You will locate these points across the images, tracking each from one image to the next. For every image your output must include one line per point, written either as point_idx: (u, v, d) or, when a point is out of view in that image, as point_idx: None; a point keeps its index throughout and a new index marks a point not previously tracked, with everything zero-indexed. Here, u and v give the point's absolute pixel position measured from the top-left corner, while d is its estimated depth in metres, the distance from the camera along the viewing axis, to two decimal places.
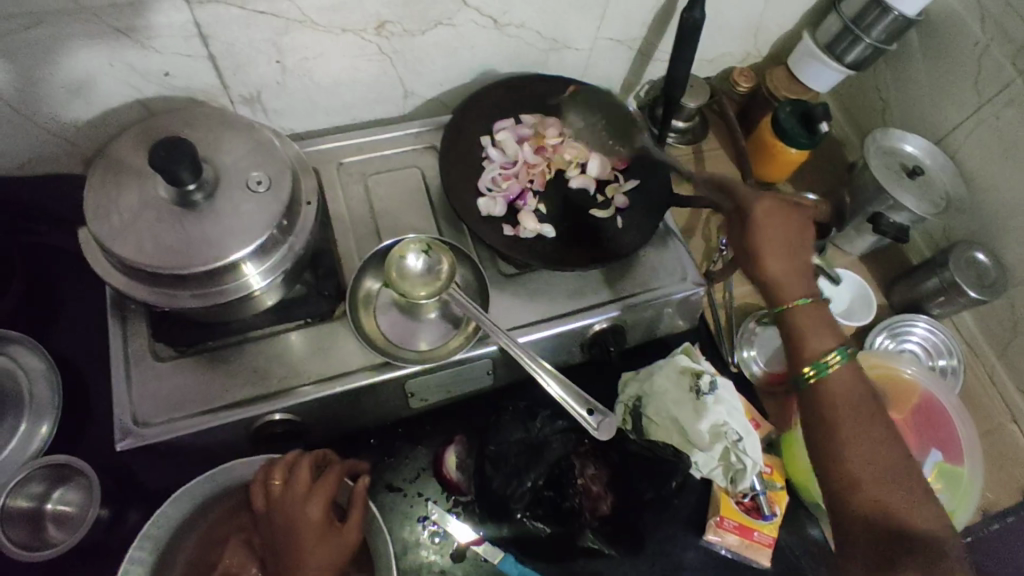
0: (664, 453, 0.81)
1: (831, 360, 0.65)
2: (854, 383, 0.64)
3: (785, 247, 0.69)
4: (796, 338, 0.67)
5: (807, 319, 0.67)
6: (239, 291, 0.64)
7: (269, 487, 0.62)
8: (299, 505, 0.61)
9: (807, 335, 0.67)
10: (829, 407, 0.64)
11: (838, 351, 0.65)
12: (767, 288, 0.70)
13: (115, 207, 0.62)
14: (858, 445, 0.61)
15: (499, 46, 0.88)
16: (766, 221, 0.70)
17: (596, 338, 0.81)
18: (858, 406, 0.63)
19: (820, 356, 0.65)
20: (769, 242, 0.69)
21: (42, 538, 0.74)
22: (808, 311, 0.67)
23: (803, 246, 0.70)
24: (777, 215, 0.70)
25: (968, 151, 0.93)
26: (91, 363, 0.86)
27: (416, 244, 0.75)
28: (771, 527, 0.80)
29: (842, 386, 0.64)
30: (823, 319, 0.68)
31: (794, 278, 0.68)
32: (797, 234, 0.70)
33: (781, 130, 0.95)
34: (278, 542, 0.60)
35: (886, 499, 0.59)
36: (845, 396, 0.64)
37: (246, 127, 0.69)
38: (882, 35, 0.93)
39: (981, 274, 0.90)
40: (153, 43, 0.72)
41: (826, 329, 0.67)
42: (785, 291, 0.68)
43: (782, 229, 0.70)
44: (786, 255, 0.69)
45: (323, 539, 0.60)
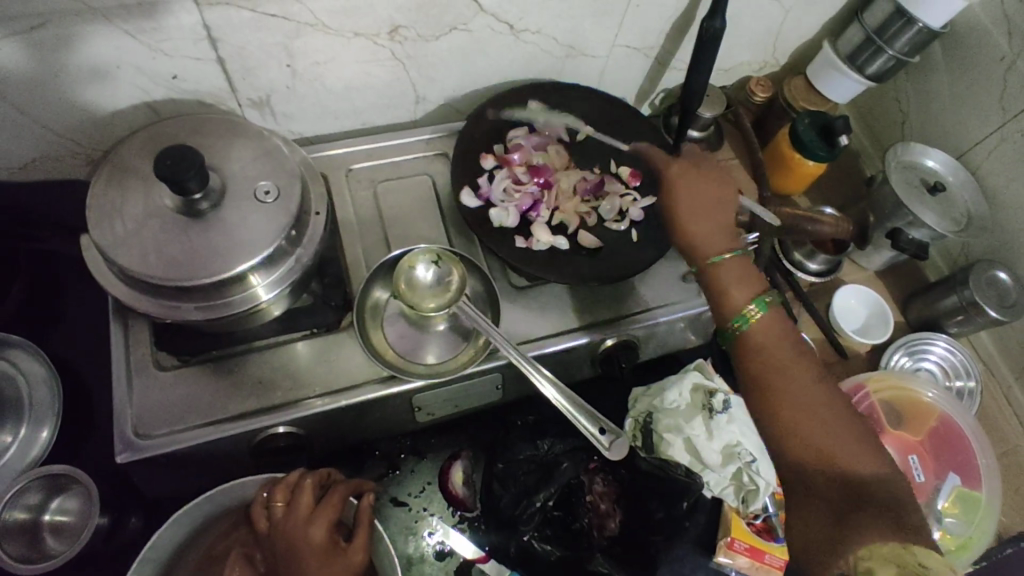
0: (674, 473, 0.76)
1: (750, 313, 0.66)
2: (777, 337, 0.66)
3: (699, 208, 0.72)
4: (719, 295, 0.69)
5: (728, 274, 0.69)
6: (245, 304, 0.62)
7: (272, 509, 0.61)
8: (302, 528, 0.59)
9: (729, 290, 0.68)
10: (764, 366, 0.65)
11: (756, 302, 0.67)
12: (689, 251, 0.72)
13: (120, 216, 0.61)
14: (800, 403, 0.62)
15: (513, 53, 0.86)
16: (681, 185, 0.75)
17: (608, 353, 0.79)
18: (796, 364, 0.64)
19: (740, 310, 0.67)
20: (686, 197, 0.73)
21: (40, 550, 0.72)
22: (729, 268, 0.69)
23: (718, 202, 0.73)
24: (689, 179, 0.75)
25: (991, 167, 0.91)
26: (91, 369, 0.85)
27: (426, 254, 0.73)
28: (784, 550, 0.78)
29: (768, 343, 0.65)
30: (743, 271, 0.69)
31: (710, 235, 0.71)
32: (713, 190, 0.74)
33: (800, 142, 0.93)
34: (281, 566, 0.58)
35: (837, 449, 0.60)
36: (777, 356, 0.65)
37: (255, 133, 0.67)
38: (906, 47, 0.90)
39: (1002, 295, 0.88)
40: (162, 45, 0.70)
41: (747, 281, 0.68)
42: (704, 249, 0.71)
43: (697, 189, 0.74)
44: (704, 209, 0.72)
45: (327, 560, 0.58)
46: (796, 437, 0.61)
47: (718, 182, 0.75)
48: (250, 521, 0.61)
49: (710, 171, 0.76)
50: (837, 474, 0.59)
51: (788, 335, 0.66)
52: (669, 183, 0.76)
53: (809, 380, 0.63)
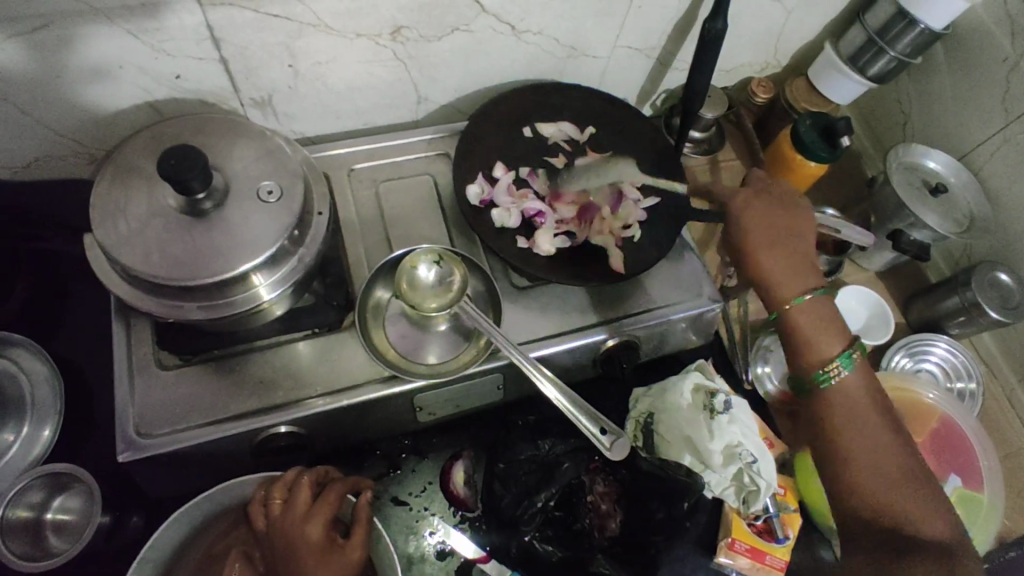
0: (675, 474, 0.75)
1: (833, 370, 0.65)
2: (855, 394, 0.64)
3: (778, 245, 0.71)
4: (801, 345, 0.67)
5: (806, 322, 0.68)
6: (247, 303, 0.63)
7: (270, 507, 0.61)
8: (299, 525, 0.59)
9: (812, 339, 0.67)
10: (833, 406, 0.64)
11: (841, 358, 0.65)
12: (766, 294, 0.70)
13: (122, 215, 0.61)
14: (862, 449, 0.62)
15: (515, 54, 0.86)
16: (757, 219, 0.72)
17: (609, 354, 0.79)
18: (864, 407, 0.64)
19: (823, 366, 0.65)
20: (759, 235, 0.72)
21: (42, 548, 0.72)
22: (808, 313, 0.68)
23: (796, 241, 0.71)
24: (761, 212, 0.73)
25: (993, 168, 0.91)
26: (93, 368, 0.85)
27: (428, 254, 0.73)
28: (784, 550, 0.78)
29: (845, 394, 0.64)
30: (821, 318, 0.68)
31: (793, 278, 0.69)
32: (788, 226, 0.72)
33: (801, 143, 0.93)
34: (279, 565, 0.58)
35: (890, 495, 0.60)
36: (846, 402, 0.64)
37: (257, 133, 0.67)
38: (908, 48, 0.91)
39: (1004, 296, 0.88)
40: (165, 46, 0.70)
41: (829, 330, 0.67)
42: (783, 292, 0.69)
43: (774, 224, 0.72)
44: (777, 248, 0.70)
45: (324, 558, 0.58)
46: (858, 488, 0.61)
47: (793, 214, 0.73)
48: (249, 520, 0.61)
49: (790, 206, 0.74)
50: (890, 521, 0.59)
51: (870, 391, 0.65)
52: (739, 217, 0.73)
53: (876, 427, 0.63)
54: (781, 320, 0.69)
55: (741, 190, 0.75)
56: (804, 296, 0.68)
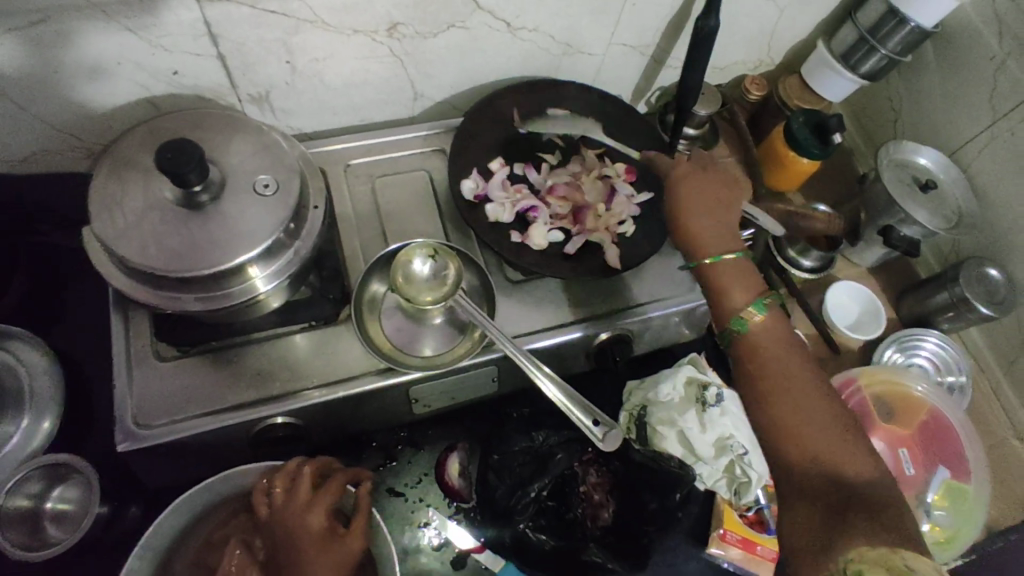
0: (667, 465, 0.76)
1: (748, 316, 0.67)
2: (772, 339, 0.66)
3: (707, 208, 0.72)
4: (721, 295, 0.69)
5: (727, 275, 0.69)
6: (243, 296, 0.63)
7: (272, 496, 0.62)
8: (301, 515, 0.60)
9: (728, 292, 0.68)
10: (761, 363, 0.65)
11: (756, 305, 0.67)
12: (689, 249, 0.72)
13: (120, 208, 0.62)
14: (791, 399, 0.63)
15: (510, 50, 0.87)
16: (689, 181, 0.73)
17: (602, 347, 0.80)
18: (795, 364, 0.65)
19: (739, 312, 0.67)
20: (688, 197, 0.72)
21: (42, 538, 0.73)
22: (728, 268, 0.69)
23: (721, 199, 0.72)
24: (695, 178, 0.73)
25: (981, 165, 0.92)
26: (92, 360, 0.85)
27: (423, 248, 0.74)
28: (775, 541, 0.80)
29: (766, 341, 0.66)
30: (743, 274, 0.69)
31: (716, 237, 0.71)
32: (715, 188, 0.73)
33: (794, 139, 0.94)
34: (281, 553, 0.60)
35: (834, 454, 0.61)
36: (772, 360, 0.65)
37: (254, 128, 0.68)
38: (898, 46, 0.92)
39: (992, 291, 0.89)
40: (163, 41, 0.71)
41: (748, 281, 0.69)
42: (705, 247, 0.70)
43: (709, 190, 0.73)
44: (705, 209, 0.72)
45: (325, 548, 0.59)
46: (796, 442, 0.62)
47: (727, 184, 0.74)
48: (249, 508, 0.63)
49: (719, 175, 0.75)
50: (829, 475, 0.60)
51: (785, 340, 0.66)
52: (671, 181, 0.74)
53: (811, 389, 0.64)
54: (704, 274, 0.70)
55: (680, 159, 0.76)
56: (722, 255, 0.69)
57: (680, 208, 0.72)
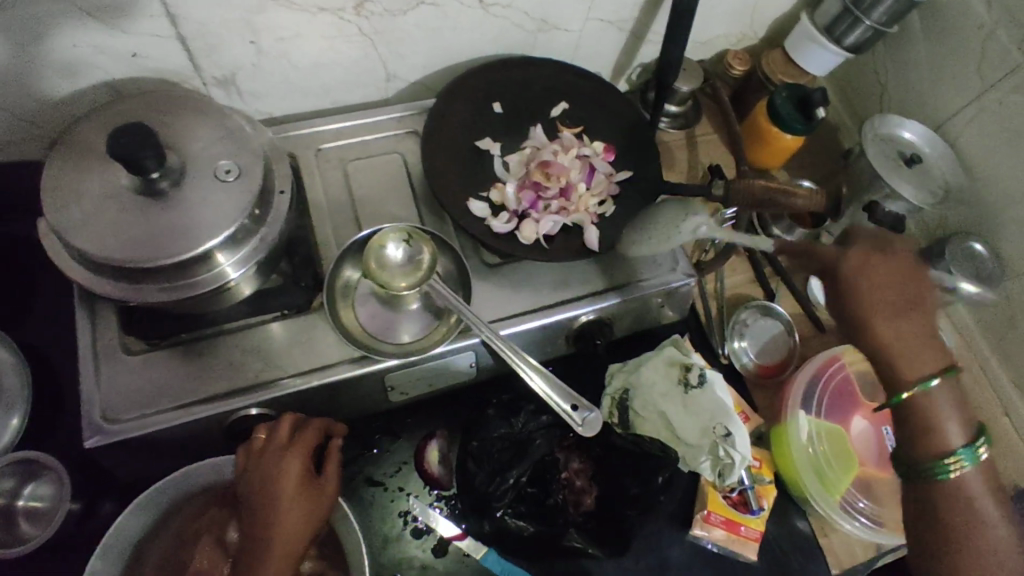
0: (649, 448, 0.75)
1: (954, 463, 0.60)
2: (985, 490, 0.60)
3: (903, 317, 0.64)
4: (920, 427, 0.63)
5: (937, 406, 0.62)
6: (210, 285, 0.62)
7: (254, 443, 0.65)
8: (278, 457, 0.64)
9: (934, 423, 0.62)
10: (961, 513, 0.60)
11: (965, 449, 0.61)
12: (884, 367, 0.64)
13: (76, 196, 0.60)
14: (981, 545, 0.59)
15: (483, 27, 0.84)
16: (877, 283, 0.65)
17: (582, 330, 0.79)
18: (995, 528, 0.59)
19: (944, 457, 0.61)
20: (874, 301, 0.64)
21: (13, 534, 0.72)
22: (936, 395, 0.62)
23: (922, 308, 0.64)
24: (880, 276, 0.65)
25: (970, 137, 0.90)
26: (59, 352, 0.83)
27: (396, 233, 0.72)
28: (758, 522, 0.79)
29: (970, 492, 0.60)
30: (948, 402, 0.62)
31: (918, 354, 0.63)
32: (914, 295, 0.65)
33: (777, 115, 0.92)
34: (254, 494, 0.62)
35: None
36: (981, 508, 0.60)
37: (216, 112, 0.66)
38: (884, 17, 0.89)
39: (980, 266, 0.87)
40: (119, 22, 0.68)
41: (950, 415, 0.62)
42: (905, 367, 0.63)
43: (897, 291, 0.64)
44: (902, 318, 0.63)
45: (301, 489, 0.62)
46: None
47: (917, 285, 0.65)
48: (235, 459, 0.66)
49: (910, 275, 0.65)
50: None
51: (993, 486, 0.61)
52: (858, 283, 0.65)
53: (1001, 557, 0.58)
54: (902, 396, 0.63)
55: (849, 248, 0.67)
56: (937, 379, 0.62)
57: (866, 317, 0.64)
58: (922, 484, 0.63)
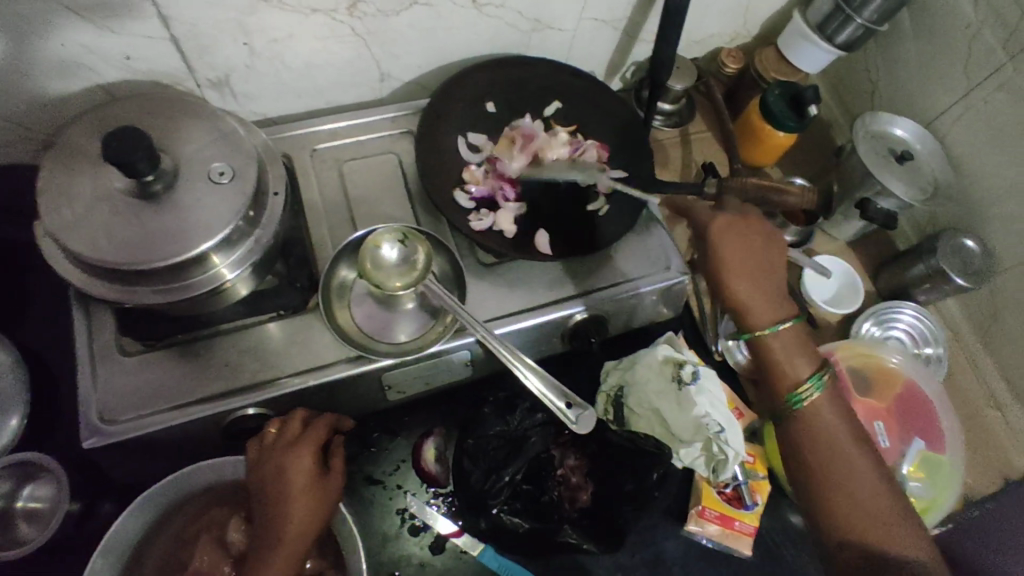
0: (644, 445, 0.77)
1: (805, 392, 0.64)
2: (832, 411, 0.65)
3: (755, 271, 0.67)
4: (774, 369, 0.66)
5: (785, 346, 0.66)
6: (204, 287, 0.62)
7: (264, 436, 0.67)
8: (289, 449, 0.65)
9: (782, 364, 0.66)
10: (816, 434, 0.64)
11: (813, 379, 0.65)
12: (739, 319, 0.68)
13: (70, 199, 0.60)
14: (837, 463, 0.63)
15: (477, 27, 0.84)
16: (737, 247, 0.67)
17: (576, 329, 0.79)
18: (851, 448, 0.63)
19: (795, 387, 0.65)
20: (733, 256, 0.67)
21: (12, 536, 0.73)
22: (783, 340, 0.66)
23: (771, 259, 0.68)
24: (738, 241, 0.67)
25: (958, 134, 0.91)
26: (56, 354, 0.83)
27: (391, 234, 0.72)
28: (752, 516, 0.80)
29: (821, 418, 0.64)
30: (795, 343, 0.66)
31: (768, 302, 0.67)
32: (765, 247, 0.68)
33: (769, 112, 0.93)
34: (266, 487, 0.63)
35: (866, 519, 0.61)
36: (832, 430, 0.64)
37: (208, 114, 0.66)
38: (875, 15, 0.90)
39: (969, 262, 0.88)
40: (110, 24, 0.68)
41: (800, 353, 0.66)
42: (758, 320, 0.66)
43: (750, 245, 0.68)
44: (753, 271, 0.67)
45: (312, 481, 0.64)
46: (826, 495, 0.63)
47: (765, 236, 0.68)
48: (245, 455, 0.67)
49: (763, 230, 0.69)
50: (862, 540, 0.60)
51: (842, 405, 0.66)
52: (722, 245, 0.67)
53: (854, 466, 0.63)
54: (754, 342, 0.67)
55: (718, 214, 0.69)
56: (780, 324, 0.66)
57: (725, 278, 0.67)
58: (783, 418, 0.66)
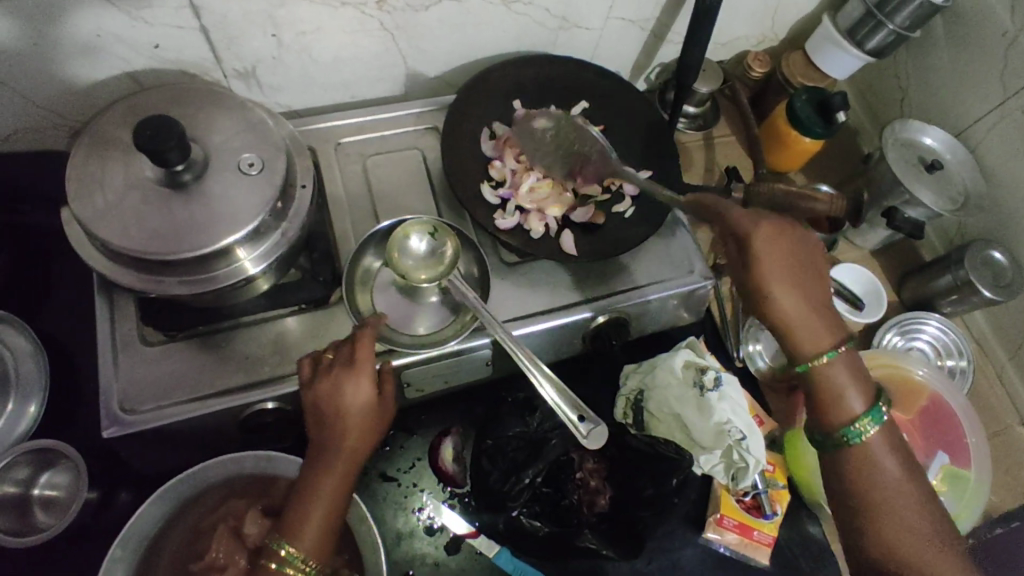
0: (664, 450, 0.74)
1: (863, 426, 0.60)
2: (888, 446, 0.60)
3: (803, 288, 0.61)
4: (827, 400, 0.61)
5: (839, 375, 0.60)
6: (229, 279, 0.62)
7: (321, 359, 0.66)
8: (347, 374, 0.63)
9: (836, 394, 0.60)
10: (864, 474, 0.60)
11: (870, 412, 0.60)
12: (786, 341, 0.62)
13: (99, 187, 0.60)
14: (892, 503, 0.59)
15: (506, 24, 0.84)
16: (779, 260, 0.60)
17: (598, 330, 0.78)
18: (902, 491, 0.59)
19: (852, 422, 0.60)
20: (777, 271, 0.60)
21: (31, 523, 0.73)
22: (839, 368, 0.60)
23: (818, 275, 0.62)
24: (782, 254, 0.61)
25: (990, 144, 0.90)
26: (75, 342, 0.83)
27: (421, 225, 0.72)
28: (772, 526, 0.79)
29: (873, 455, 0.60)
30: (851, 368, 0.61)
31: (818, 326, 0.61)
32: (811, 260, 0.62)
33: (796, 117, 0.91)
34: (321, 410, 0.63)
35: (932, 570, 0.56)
36: (883, 466, 0.60)
37: (237, 105, 0.66)
38: (907, 21, 0.88)
39: (998, 274, 0.87)
40: (142, 13, 0.68)
41: (855, 379, 0.61)
42: (811, 344, 0.61)
43: (794, 258, 0.61)
44: (801, 288, 0.61)
45: (370, 409, 0.63)
46: (888, 544, 0.58)
47: (811, 249, 0.62)
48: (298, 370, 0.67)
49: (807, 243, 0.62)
50: None
51: (896, 439, 0.61)
52: (762, 256, 0.60)
53: (906, 510, 0.58)
54: (808, 370, 0.61)
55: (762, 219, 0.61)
56: (835, 350, 0.60)
57: (767, 293, 0.61)
58: (834, 451, 0.61)
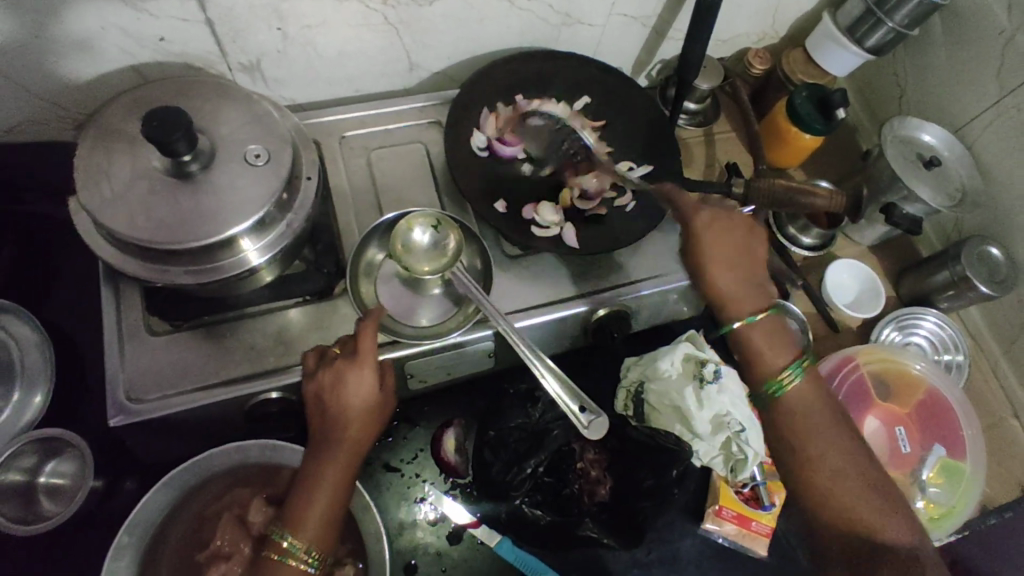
0: (663, 440, 0.77)
1: (785, 378, 0.65)
2: (814, 399, 0.65)
3: (733, 264, 0.69)
4: (754, 357, 0.67)
5: (764, 336, 0.67)
6: (235, 269, 0.62)
7: (326, 352, 0.67)
8: (349, 366, 0.64)
9: (762, 354, 0.67)
10: (791, 421, 0.64)
11: (793, 367, 0.65)
12: (720, 309, 0.69)
13: (107, 177, 0.60)
14: (825, 450, 0.63)
15: (509, 20, 0.84)
16: (713, 238, 0.69)
17: (599, 323, 0.79)
18: (834, 441, 0.63)
19: (775, 376, 0.65)
20: (714, 248, 0.69)
21: (36, 512, 0.73)
22: (761, 329, 0.67)
23: (752, 254, 0.70)
24: (718, 234, 0.70)
25: (987, 141, 0.91)
26: (79, 333, 0.84)
27: (424, 218, 0.73)
28: (770, 517, 0.79)
29: (804, 405, 0.65)
30: (777, 331, 0.68)
31: (747, 294, 0.68)
32: (743, 239, 0.70)
33: (796, 114, 0.92)
34: (323, 401, 0.64)
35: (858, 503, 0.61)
36: (812, 411, 0.65)
37: (243, 97, 0.66)
38: (906, 19, 0.88)
39: (994, 270, 0.88)
40: (147, 5, 0.68)
41: (780, 342, 0.67)
42: (738, 309, 0.68)
43: (726, 237, 0.70)
44: (733, 263, 0.69)
45: (371, 401, 0.64)
46: (818, 480, 0.62)
47: (746, 232, 0.70)
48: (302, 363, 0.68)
49: (744, 224, 0.71)
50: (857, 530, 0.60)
51: (822, 393, 0.66)
52: (701, 236, 0.69)
53: (834, 443, 0.63)
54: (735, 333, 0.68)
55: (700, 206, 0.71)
56: (758, 314, 0.67)
57: (702, 268, 0.69)
58: (765, 405, 0.66)
